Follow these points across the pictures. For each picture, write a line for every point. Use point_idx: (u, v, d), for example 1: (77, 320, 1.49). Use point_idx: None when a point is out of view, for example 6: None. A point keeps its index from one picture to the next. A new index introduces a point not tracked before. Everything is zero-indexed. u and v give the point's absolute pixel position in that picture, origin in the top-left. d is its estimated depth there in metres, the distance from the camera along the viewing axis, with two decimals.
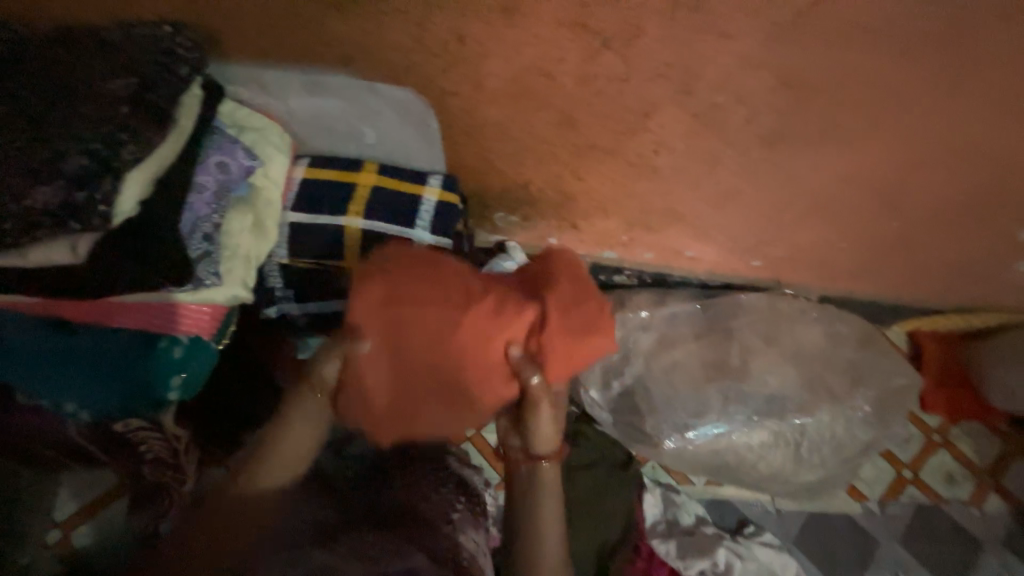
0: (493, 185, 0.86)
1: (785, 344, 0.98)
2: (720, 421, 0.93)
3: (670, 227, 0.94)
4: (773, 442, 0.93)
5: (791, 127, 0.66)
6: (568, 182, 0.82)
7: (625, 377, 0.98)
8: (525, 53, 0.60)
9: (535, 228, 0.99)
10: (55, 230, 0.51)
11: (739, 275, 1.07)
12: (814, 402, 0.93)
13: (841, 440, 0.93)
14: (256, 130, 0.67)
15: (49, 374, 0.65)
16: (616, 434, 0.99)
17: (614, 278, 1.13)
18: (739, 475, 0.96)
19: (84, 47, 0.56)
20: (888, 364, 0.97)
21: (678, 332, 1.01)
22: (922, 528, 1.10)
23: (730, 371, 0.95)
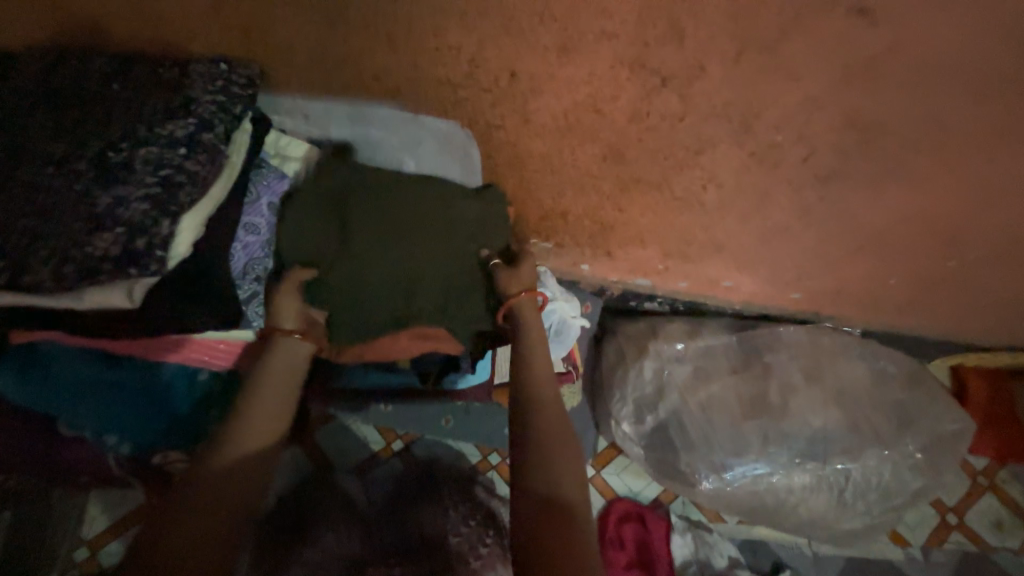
0: (523, 214, 0.84)
1: (827, 381, 0.94)
2: (760, 462, 0.89)
3: (709, 259, 0.90)
4: (816, 486, 0.89)
5: (852, 167, 0.63)
6: (606, 213, 0.80)
7: (659, 410, 0.95)
8: (578, 90, 0.58)
9: (568, 255, 0.96)
10: (111, 275, 0.45)
11: (778, 305, 1.01)
12: (860, 445, 0.88)
13: (889, 487, 0.89)
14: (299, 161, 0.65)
15: (82, 403, 0.59)
16: (649, 469, 0.96)
17: (644, 305, 1.09)
18: (778, 517, 0.92)
19: (145, 85, 0.53)
20: (939, 407, 0.93)
21: (713, 363, 0.98)
22: None
23: (769, 408, 0.92)
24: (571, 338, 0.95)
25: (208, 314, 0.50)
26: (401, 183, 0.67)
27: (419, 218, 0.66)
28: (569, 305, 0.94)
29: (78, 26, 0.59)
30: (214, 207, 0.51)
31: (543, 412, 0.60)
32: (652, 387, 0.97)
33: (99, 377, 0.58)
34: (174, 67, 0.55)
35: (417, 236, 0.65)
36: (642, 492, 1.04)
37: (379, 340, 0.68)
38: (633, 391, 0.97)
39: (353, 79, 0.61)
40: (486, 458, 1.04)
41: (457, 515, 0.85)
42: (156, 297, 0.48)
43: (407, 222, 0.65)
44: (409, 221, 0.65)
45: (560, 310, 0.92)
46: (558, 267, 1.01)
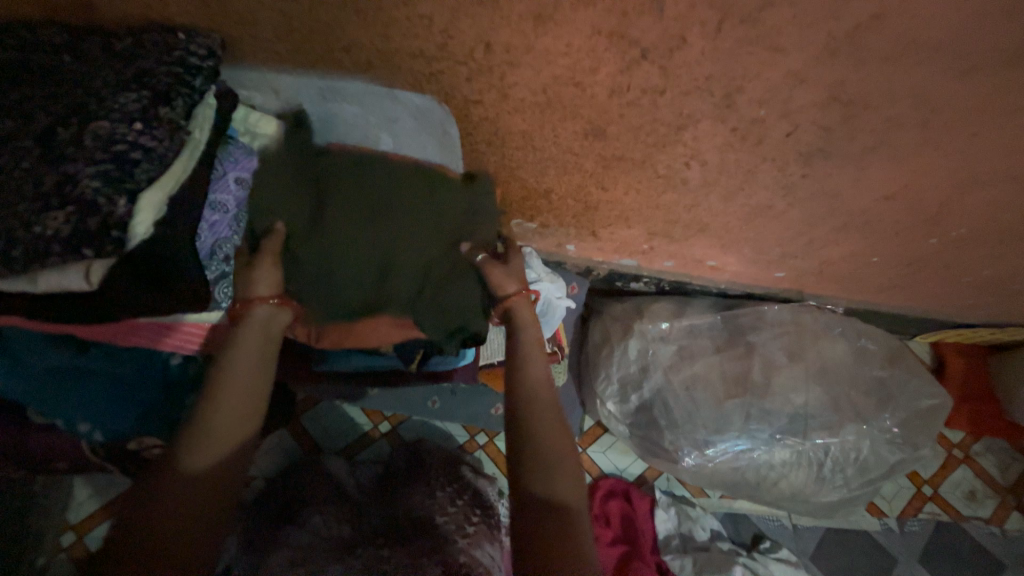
0: (506, 194, 0.83)
1: (810, 360, 0.94)
2: (741, 438, 0.91)
3: (694, 238, 0.89)
4: (796, 461, 0.91)
5: (835, 144, 0.62)
6: (589, 191, 0.79)
7: (643, 389, 0.96)
8: (557, 63, 0.56)
9: (553, 235, 0.95)
10: (63, 259, 0.43)
11: (762, 284, 1.02)
12: (839, 421, 0.90)
13: (867, 461, 0.91)
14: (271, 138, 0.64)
15: (47, 395, 0.57)
16: (633, 446, 0.98)
17: (631, 285, 1.09)
18: (758, 492, 0.94)
19: (97, 59, 0.50)
20: (918, 382, 0.94)
21: (698, 342, 0.98)
22: (941, 545, 1.09)
23: (751, 386, 0.93)
24: (555, 319, 0.95)
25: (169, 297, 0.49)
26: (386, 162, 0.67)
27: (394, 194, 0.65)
28: (553, 285, 0.93)
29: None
30: (173, 187, 0.49)
31: (538, 403, 0.60)
32: (637, 367, 0.97)
33: (65, 365, 0.57)
34: (127, 39, 0.52)
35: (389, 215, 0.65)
36: (627, 469, 1.06)
37: (361, 326, 0.68)
38: (618, 370, 0.98)
39: (321, 53, 0.59)
40: (472, 438, 1.05)
41: (444, 496, 0.86)
42: (114, 281, 0.47)
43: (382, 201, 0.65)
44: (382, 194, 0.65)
45: (545, 290, 0.92)
46: (544, 247, 1.00)
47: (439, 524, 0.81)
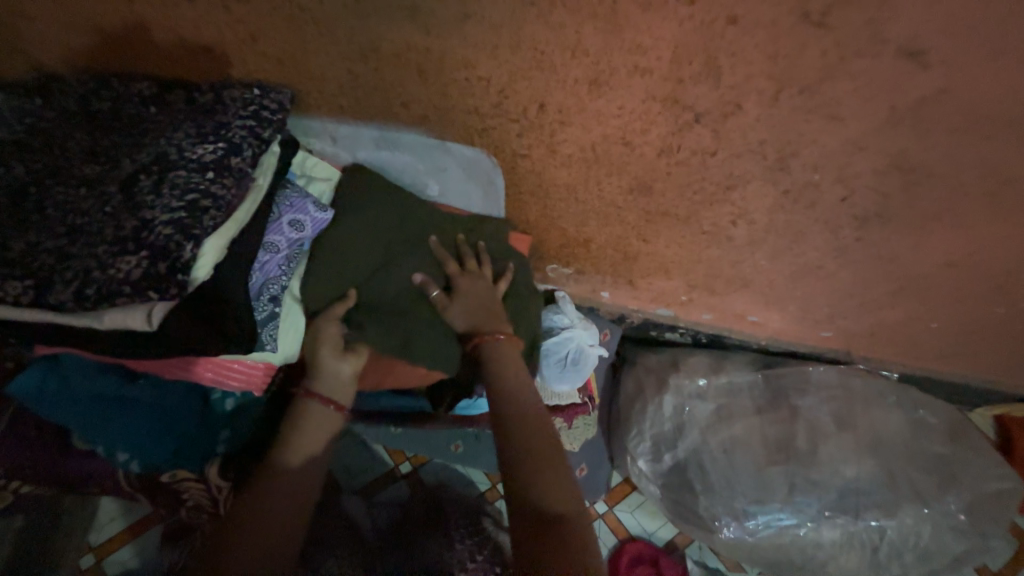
0: (550, 240, 0.83)
1: (860, 429, 0.88)
2: (784, 513, 0.84)
3: (735, 293, 0.87)
4: (847, 544, 0.83)
5: (893, 209, 0.60)
6: (631, 242, 0.78)
7: (678, 449, 0.91)
8: (608, 123, 0.57)
9: (589, 281, 0.94)
10: (132, 299, 0.46)
11: (806, 343, 0.97)
12: (895, 501, 0.82)
13: (927, 548, 0.82)
14: (324, 182, 0.67)
15: (90, 422, 0.59)
16: (664, 510, 0.92)
17: (665, 335, 1.06)
18: (803, 573, 0.86)
19: (178, 112, 0.56)
20: (983, 461, 0.86)
21: (737, 401, 0.94)
22: None
23: (796, 453, 0.87)
24: (587, 368, 0.92)
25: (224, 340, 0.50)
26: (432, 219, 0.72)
27: (471, 286, 0.68)
28: (587, 333, 0.92)
29: (114, 49, 0.60)
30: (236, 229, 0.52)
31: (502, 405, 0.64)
32: (671, 423, 0.93)
33: (113, 392, 0.59)
34: (208, 95, 0.57)
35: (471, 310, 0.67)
36: (656, 532, 1.00)
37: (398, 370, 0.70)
38: (650, 426, 0.94)
39: (377, 107, 0.62)
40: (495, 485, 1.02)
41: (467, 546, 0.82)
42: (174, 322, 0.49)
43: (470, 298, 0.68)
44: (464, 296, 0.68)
45: (578, 337, 0.91)
46: (578, 292, 0.99)
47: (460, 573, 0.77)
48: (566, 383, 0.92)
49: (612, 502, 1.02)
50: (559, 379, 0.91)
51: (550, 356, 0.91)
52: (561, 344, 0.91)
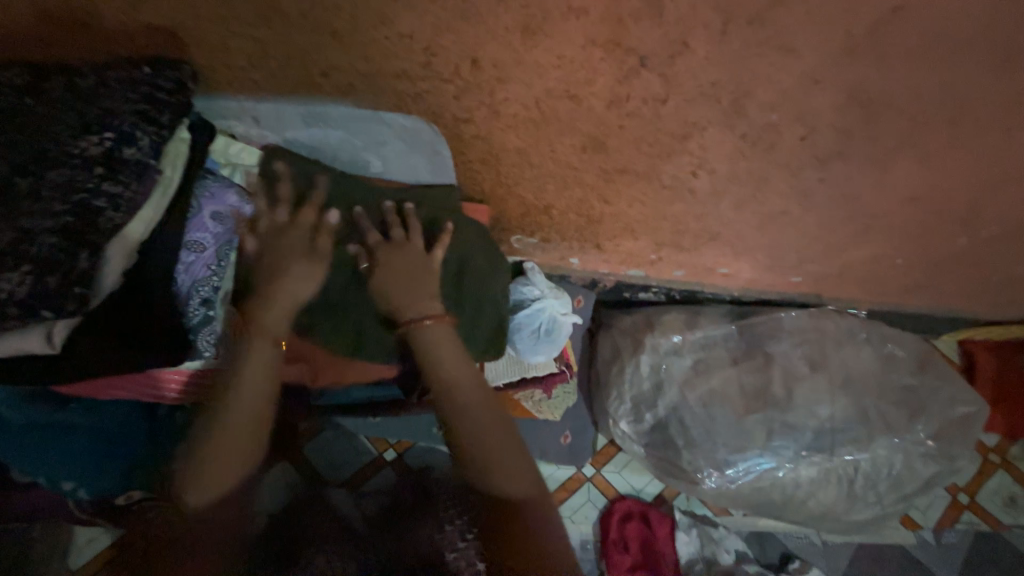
0: (511, 210, 0.78)
1: (833, 369, 0.90)
2: (764, 458, 0.85)
3: (703, 247, 0.85)
4: (824, 480, 0.85)
5: (855, 146, 0.58)
6: (593, 205, 0.75)
7: (657, 407, 0.91)
8: (550, 75, 0.52)
9: (556, 249, 0.91)
10: (26, 318, 0.45)
11: (778, 290, 0.97)
12: (868, 434, 0.85)
13: (899, 476, 0.85)
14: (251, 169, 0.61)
15: (25, 457, 0.54)
16: (650, 468, 0.93)
17: (639, 295, 1.05)
18: (785, 511, 0.89)
19: (61, 100, 0.49)
20: (951, 387, 0.89)
21: (713, 355, 0.94)
22: (984, 558, 1.02)
23: (772, 399, 0.88)
24: (561, 336, 0.90)
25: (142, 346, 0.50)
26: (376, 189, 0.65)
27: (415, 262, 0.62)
28: (558, 302, 0.90)
29: None
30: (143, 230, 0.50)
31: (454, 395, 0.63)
32: (650, 383, 0.92)
33: (45, 422, 0.54)
34: (91, 76, 0.51)
35: (411, 286, 0.62)
36: (644, 489, 1.02)
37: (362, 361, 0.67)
38: (629, 388, 0.93)
39: (295, 79, 0.56)
40: None
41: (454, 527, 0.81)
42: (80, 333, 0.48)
43: (403, 266, 0.61)
44: (400, 265, 0.61)
45: (549, 306, 0.89)
46: (547, 262, 0.96)
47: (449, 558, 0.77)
48: (541, 354, 0.90)
49: (599, 465, 1.03)
50: (533, 351, 0.89)
51: (523, 329, 0.88)
52: (532, 315, 0.88)
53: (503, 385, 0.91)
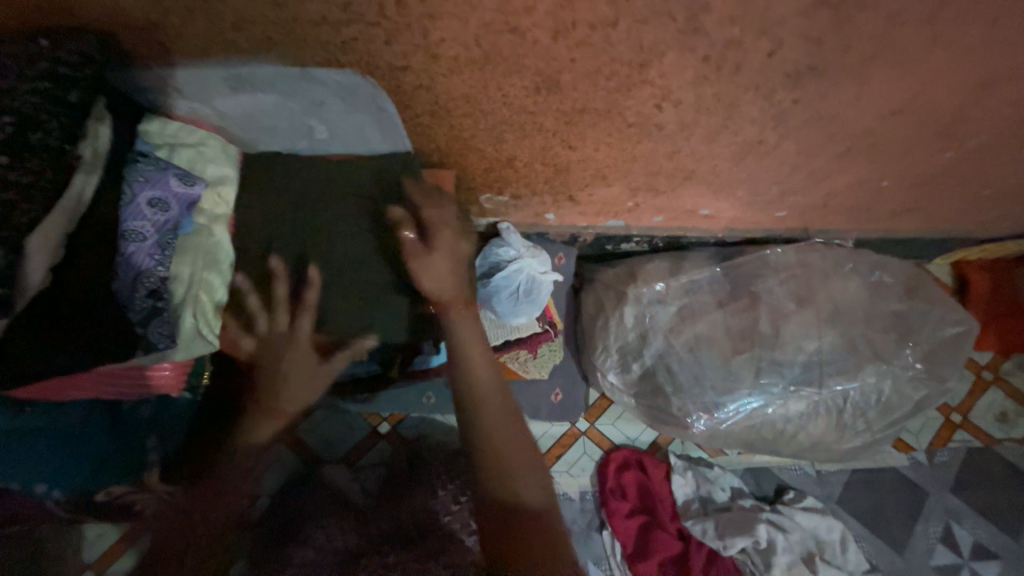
0: (476, 167, 0.75)
1: (820, 303, 0.88)
2: (753, 396, 0.85)
3: (682, 188, 0.81)
4: (813, 412, 0.85)
5: (828, 57, 0.53)
6: (557, 153, 0.71)
7: (644, 357, 0.90)
8: (483, 7, 0.47)
9: (529, 207, 0.88)
10: None
11: (762, 227, 0.95)
12: (856, 363, 0.84)
13: (888, 402, 0.85)
14: (191, 147, 0.59)
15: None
16: (642, 416, 0.93)
17: (622, 246, 1.03)
18: (776, 447, 0.89)
19: None
20: (940, 310, 0.87)
21: (699, 299, 0.92)
22: (972, 470, 1.04)
23: (759, 339, 0.86)
24: (542, 296, 0.89)
25: (91, 346, 0.48)
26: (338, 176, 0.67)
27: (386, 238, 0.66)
28: (537, 262, 0.88)
29: None
30: (69, 219, 0.47)
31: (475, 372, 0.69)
32: (635, 335, 0.91)
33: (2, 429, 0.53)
34: None
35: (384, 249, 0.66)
36: (639, 437, 1.03)
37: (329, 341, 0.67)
38: (615, 340, 0.92)
39: (208, 43, 0.51)
40: None
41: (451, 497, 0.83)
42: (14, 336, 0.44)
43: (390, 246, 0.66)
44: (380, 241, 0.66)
45: (527, 266, 0.87)
46: (521, 221, 0.94)
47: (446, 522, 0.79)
48: (523, 315, 0.89)
49: (592, 419, 1.04)
50: (514, 313, 0.88)
51: (501, 291, 0.86)
52: (510, 277, 0.86)
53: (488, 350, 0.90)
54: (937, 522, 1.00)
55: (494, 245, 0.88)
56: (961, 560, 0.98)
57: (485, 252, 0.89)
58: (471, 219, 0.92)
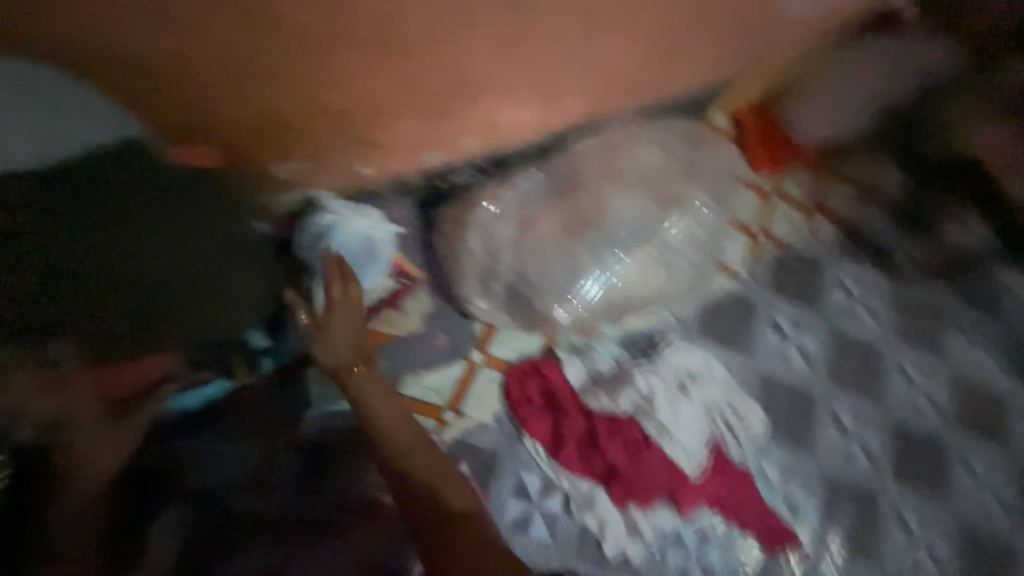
0: (247, 132, 0.73)
1: (626, 173, 0.99)
2: (596, 272, 0.96)
3: (474, 101, 0.85)
4: (645, 267, 1.00)
5: None
6: (328, 95, 0.70)
7: (500, 273, 0.96)
8: None
9: (338, 165, 0.86)
10: None
11: (566, 124, 1.04)
12: (663, 215, 0.99)
13: (694, 237, 1.04)
14: None
15: None
16: (518, 325, 1.03)
17: (456, 181, 1.06)
18: (630, 307, 1.02)
19: None
20: (713, 150, 1.05)
21: (531, 205, 0.98)
22: (781, 272, 1.29)
23: (587, 221, 0.96)
24: (388, 250, 0.91)
25: None
26: (103, 194, 0.67)
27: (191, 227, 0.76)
28: (368, 220, 0.89)
29: None
30: None
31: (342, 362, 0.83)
32: (485, 256, 0.95)
33: None
34: None
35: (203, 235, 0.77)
36: (530, 347, 1.08)
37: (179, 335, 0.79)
38: (470, 267, 0.96)
39: None
40: None
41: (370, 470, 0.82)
42: None
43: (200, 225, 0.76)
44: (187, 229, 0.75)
45: (360, 228, 0.87)
46: (341, 184, 0.92)
47: (378, 501, 0.80)
48: (377, 275, 0.90)
49: (484, 347, 1.06)
50: (365, 274, 0.89)
51: (344, 257, 0.86)
52: (346, 243, 0.87)
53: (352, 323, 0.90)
54: (766, 321, 1.24)
55: (325, 215, 0.86)
56: (788, 342, 1.23)
57: (317, 223, 0.86)
58: (284, 197, 0.88)
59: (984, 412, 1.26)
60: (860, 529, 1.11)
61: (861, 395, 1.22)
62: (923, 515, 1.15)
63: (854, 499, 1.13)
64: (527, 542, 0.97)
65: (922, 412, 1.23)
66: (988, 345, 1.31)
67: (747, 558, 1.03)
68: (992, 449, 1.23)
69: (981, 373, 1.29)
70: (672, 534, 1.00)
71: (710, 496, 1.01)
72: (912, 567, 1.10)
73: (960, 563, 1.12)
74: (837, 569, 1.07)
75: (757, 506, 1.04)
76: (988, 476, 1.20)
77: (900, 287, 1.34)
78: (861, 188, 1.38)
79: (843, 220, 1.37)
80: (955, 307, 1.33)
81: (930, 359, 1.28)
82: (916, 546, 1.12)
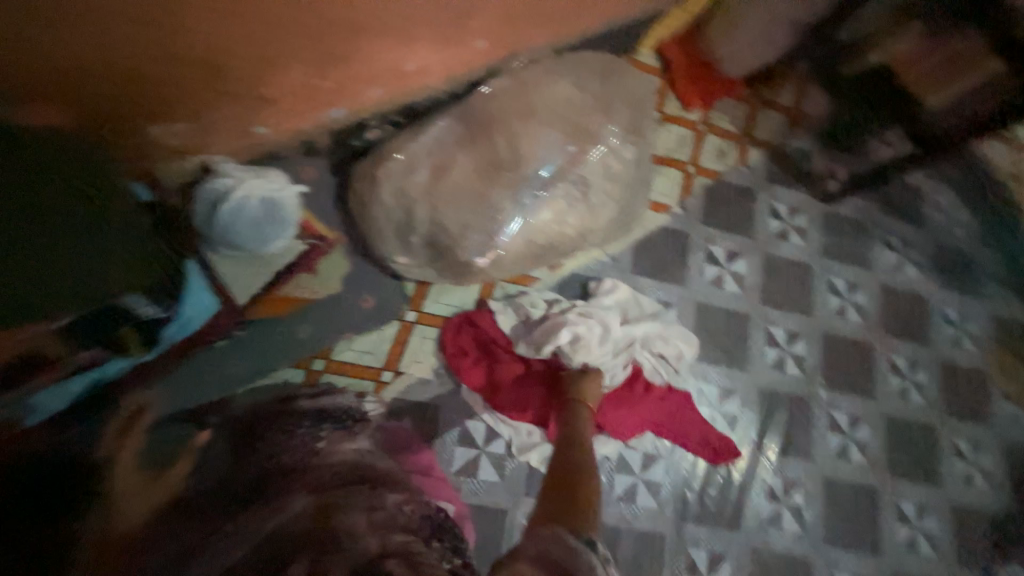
0: (108, 89, 0.68)
1: (538, 110, 0.96)
2: (517, 215, 0.94)
3: (361, 44, 0.81)
4: (567, 206, 0.97)
5: None
6: (184, 43, 0.65)
7: (418, 227, 0.93)
8: None
9: (225, 125, 0.81)
10: None
11: (475, 65, 1.00)
12: (580, 149, 0.96)
13: (616, 170, 1.00)
14: None
15: None
16: (448, 280, 1.00)
17: (367, 137, 1.01)
18: (558, 248, 1.02)
19: None
20: (627, 79, 1.03)
21: (444, 153, 0.95)
22: (712, 202, 1.30)
23: (503, 164, 0.93)
24: (289, 213, 0.83)
25: None
26: None
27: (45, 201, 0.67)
28: (263, 181, 0.82)
29: None
30: None
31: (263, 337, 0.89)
32: (400, 210, 0.92)
33: None
34: None
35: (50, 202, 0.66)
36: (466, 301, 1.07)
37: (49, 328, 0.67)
38: (387, 224, 0.93)
39: None
40: (310, 369, 0.95)
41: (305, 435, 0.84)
42: None
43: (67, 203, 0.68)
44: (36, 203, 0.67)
45: (253, 189, 0.80)
46: (234, 147, 0.86)
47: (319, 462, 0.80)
48: (277, 239, 0.83)
49: (419, 305, 1.03)
50: (265, 240, 0.82)
51: (235, 224, 0.79)
52: (238, 207, 0.79)
53: (261, 292, 0.88)
54: (700, 251, 1.25)
55: (211, 184, 0.79)
56: (723, 269, 1.25)
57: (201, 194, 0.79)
58: (174, 165, 0.83)
59: (909, 316, 1.33)
60: (794, 434, 1.18)
61: (795, 312, 1.27)
62: (852, 415, 1.23)
63: (788, 408, 1.20)
64: (478, 484, 1.00)
65: (851, 321, 1.29)
66: (911, 252, 1.37)
67: (689, 470, 1.12)
68: (915, 348, 1.31)
69: (905, 279, 1.35)
70: (615, 458, 1.09)
71: (649, 420, 1.08)
72: (843, 461, 1.19)
73: (886, 453, 1.22)
74: (774, 472, 1.15)
75: (695, 423, 1.10)
76: (912, 373, 1.29)
77: (829, 205, 1.37)
78: (783, 112, 1.40)
79: (771, 145, 1.38)
80: (881, 219, 1.38)
81: (858, 271, 1.34)
82: (847, 443, 1.20)
